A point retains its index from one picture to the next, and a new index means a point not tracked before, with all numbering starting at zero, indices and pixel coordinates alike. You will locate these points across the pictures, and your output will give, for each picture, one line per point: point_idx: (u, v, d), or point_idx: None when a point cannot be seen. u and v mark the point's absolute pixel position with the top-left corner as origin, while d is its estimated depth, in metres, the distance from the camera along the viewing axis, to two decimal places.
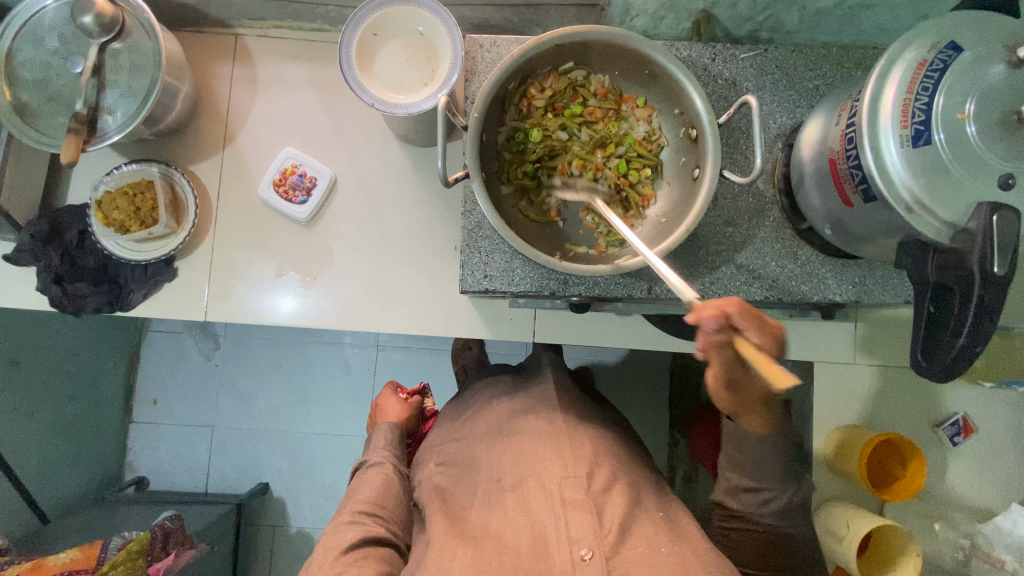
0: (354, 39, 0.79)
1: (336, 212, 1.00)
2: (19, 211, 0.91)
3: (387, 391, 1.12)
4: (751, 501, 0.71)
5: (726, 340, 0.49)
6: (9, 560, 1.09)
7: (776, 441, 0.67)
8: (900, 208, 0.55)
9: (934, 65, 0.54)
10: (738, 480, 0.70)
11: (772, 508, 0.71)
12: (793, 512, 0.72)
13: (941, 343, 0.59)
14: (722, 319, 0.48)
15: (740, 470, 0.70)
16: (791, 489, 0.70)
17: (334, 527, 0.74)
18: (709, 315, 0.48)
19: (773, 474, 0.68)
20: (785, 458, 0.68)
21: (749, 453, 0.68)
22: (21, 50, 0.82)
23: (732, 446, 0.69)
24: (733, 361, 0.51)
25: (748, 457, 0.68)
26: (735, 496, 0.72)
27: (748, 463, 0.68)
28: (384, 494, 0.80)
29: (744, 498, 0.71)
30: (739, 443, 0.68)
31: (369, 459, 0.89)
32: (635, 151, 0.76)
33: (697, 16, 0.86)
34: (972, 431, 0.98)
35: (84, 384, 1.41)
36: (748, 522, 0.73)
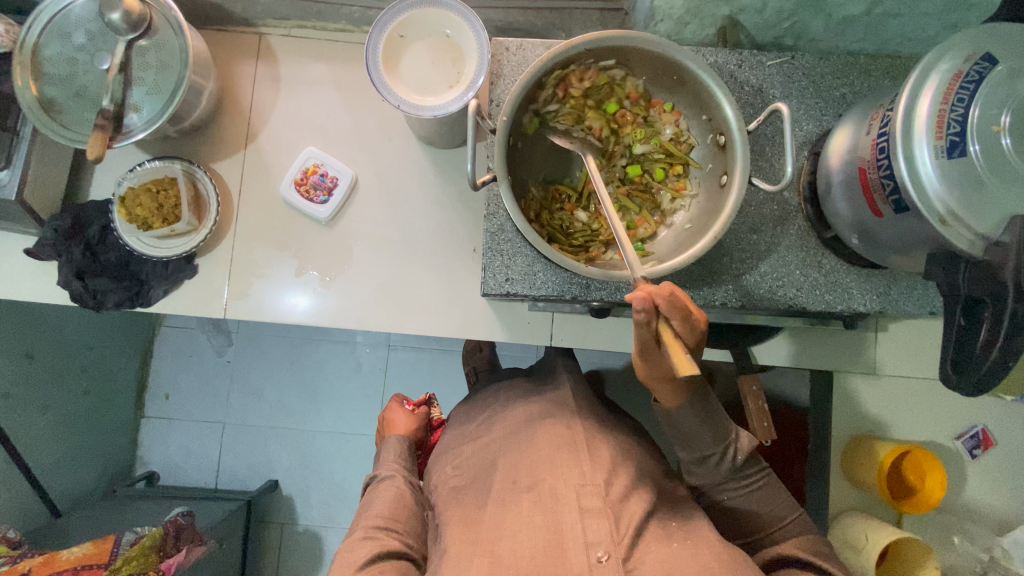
0: (381, 41, 0.79)
1: (357, 212, 1.00)
2: (42, 206, 0.92)
3: (392, 405, 1.11)
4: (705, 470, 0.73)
5: (647, 323, 0.55)
6: (23, 552, 1.09)
7: (696, 406, 0.69)
8: (933, 220, 0.54)
9: (970, 76, 0.54)
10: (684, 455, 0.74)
11: (725, 469, 0.72)
12: (748, 471, 0.73)
13: (973, 357, 0.58)
14: (648, 304, 0.53)
15: (681, 445, 0.73)
16: (726, 442, 0.71)
17: (349, 544, 0.74)
18: (637, 297, 0.53)
19: (708, 438, 0.70)
20: (710, 419, 0.70)
21: (681, 426, 0.71)
22: (48, 46, 0.82)
23: (667, 425, 0.72)
24: (650, 340, 0.57)
25: (676, 427, 0.71)
26: (693, 471, 0.75)
27: (684, 435, 0.71)
28: (397, 508, 0.80)
29: (700, 470, 0.74)
30: (668, 419, 0.72)
31: (381, 473, 0.89)
32: (661, 154, 0.77)
33: (722, 22, 0.85)
34: (991, 443, 0.98)
35: (97, 377, 1.41)
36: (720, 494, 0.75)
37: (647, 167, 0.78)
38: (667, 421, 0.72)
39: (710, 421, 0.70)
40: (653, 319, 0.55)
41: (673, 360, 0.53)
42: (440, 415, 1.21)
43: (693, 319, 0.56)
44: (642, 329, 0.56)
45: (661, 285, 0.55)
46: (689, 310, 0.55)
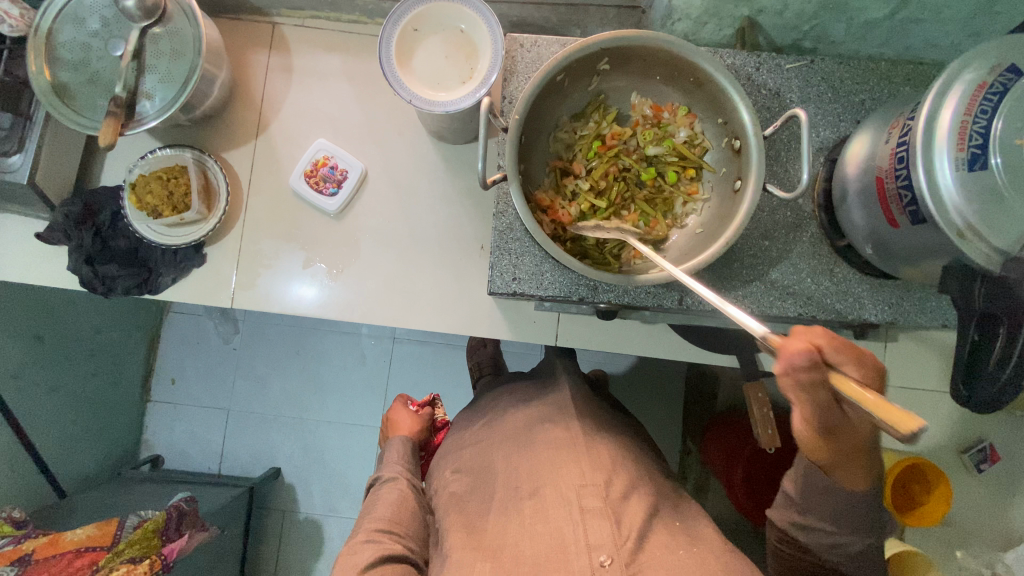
0: (394, 34, 0.78)
1: (365, 205, 0.99)
2: (54, 191, 0.92)
3: (396, 404, 1.12)
4: (822, 540, 0.63)
5: (818, 376, 0.44)
6: (27, 532, 1.11)
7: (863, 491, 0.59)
8: (950, 233, 0.53)
9: (994, 88, 0.52)
10: (815, 522, 0.62)
11: (844, 550, 0.63)
12: (868, 557, 0.64)
13: (983, 374, 0.58)
14: (812, 354, 0.44)
15: (817, 512, 0.62)
16: (872, 536, 0.62)
17: (351, 547, 0.74)
18: (798, 349, 0.44)
19: (857, 522, 0.60)
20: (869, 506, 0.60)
21: (830, 501, 0.60)
22: (63, 32, 0.82)
23: (811, 493, 0.61)
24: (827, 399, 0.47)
25: (825, 499, 0.60)
26: (803, 532, 0.64)
27: (825, 506, 0.60)
28: (399, 511, 0.80)
29: (812, 537, 0.64)
30: (822, 488, 0.59)
31: (384, 474, 0.89)
32: (675, 157, 0.75)
33: (741, 23, 0.84)
34: (998, 459, 0.97)
35: (105, 361, 1.42)
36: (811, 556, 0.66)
37: (661, 168, 0.76)
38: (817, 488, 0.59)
39: (867, 506, 0.60)
40: (824, 369, 0.44)
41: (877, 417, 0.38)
42: (444, 415, 1.21)
43: (865, 359, 0.46)
44: (816, 388, 0.46)
45: (817, 331, 0.46)
46: (858, 352, 0.46)
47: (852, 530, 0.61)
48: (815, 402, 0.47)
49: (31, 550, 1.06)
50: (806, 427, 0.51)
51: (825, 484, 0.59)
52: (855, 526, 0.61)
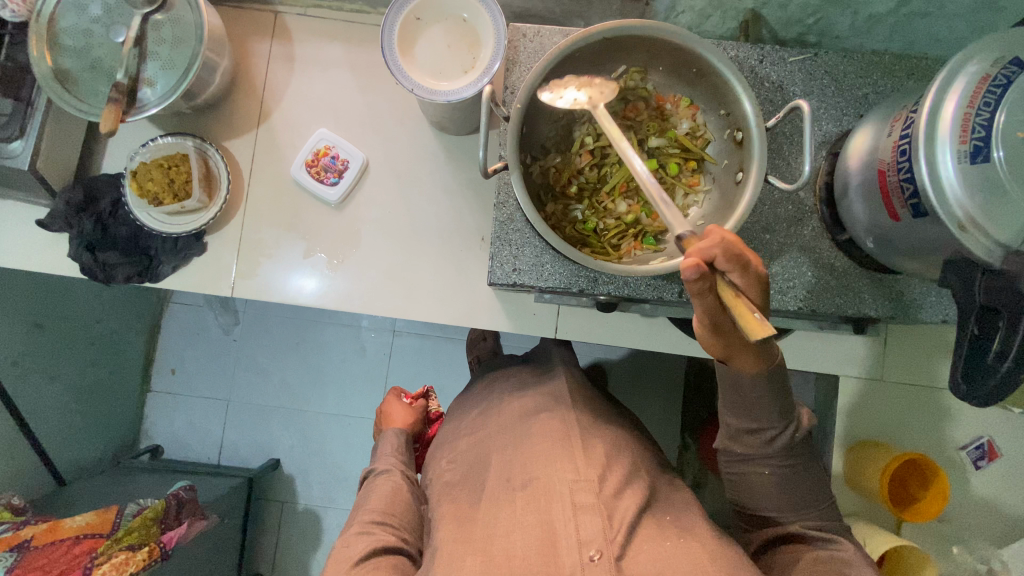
0: (397, 22, 0.78)
1: (366, 195, 0.99)
2: (55, 177, 0.92)
3: (390, 397, 1.12)
4: (755, 442, 0.64)
5: (705, 286, 0.50)
6: (26, 519, 1.12)
7: (772, 381, 0.60)
8: (951, 225, 0.53)
9: (997, 81, 0.52)
10: (738, 423, 0.64)
11: (777, 448, 0.64)
12: (798, 451, 0.65)
13: (981, 368, 0.58)
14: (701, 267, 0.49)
15: (736, 412, 0.64)
16: (791, 423, 0.63)
17: (346, 539, 0.74)
18: (691, 263, 0.48)
19: (772, 410, 0.62)
20: (780, 395, 0.61)
21: (746, 395, 0.62)
22: (64, 17, 0.82)
23: (728, 391, 0.63)
24: (715, 305, 0.51)
25: (740, 398, 0.62)
26: (736, 440, 0.66)
27: (741, 401, 0.62)
28: (393, 502, 0.80)
29: (746, 440, 0.65)
30: (734, 386, 0.62)
31: (379, 467, 0.90)
32: (676, 149, 0.76)
33: (745, 16, 0.83)
34: (996, 455, 0.97)
35: (104, 350, 1.42)
36: (753, 467, 0.66)
37: (665, 159, 0.76)
38: (732, 387, 0.62)
39: (777, 396, 0.61)
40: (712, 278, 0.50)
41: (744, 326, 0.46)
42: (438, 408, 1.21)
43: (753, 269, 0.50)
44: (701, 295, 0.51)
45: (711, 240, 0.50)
46: (748, 261, 0.50)
47: (770, 419, 0.62)
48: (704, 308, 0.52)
49: (29, 536, 1.07)
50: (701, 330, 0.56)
51: (732, 382, 0.62)
52: (773, 416, 0.62)
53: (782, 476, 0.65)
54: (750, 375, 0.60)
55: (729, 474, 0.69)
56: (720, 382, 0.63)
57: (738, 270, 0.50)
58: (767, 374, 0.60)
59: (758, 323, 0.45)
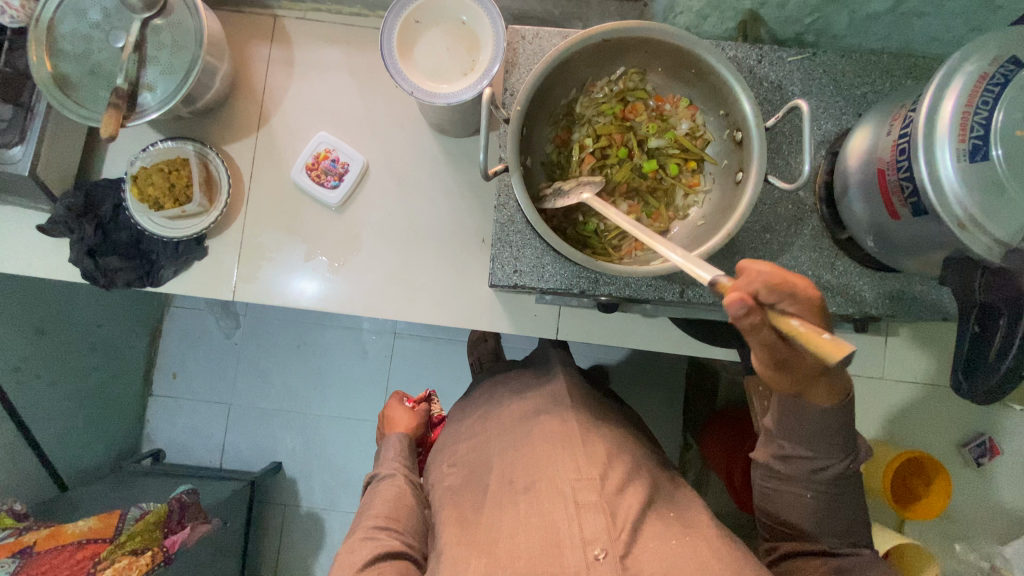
0: (396, 25, 0.78)
1: (367, 198, 1.00)
2: (56, 183, 0.92)
3: (392, 401, 1.11)
4: (804, 468, 0.64)
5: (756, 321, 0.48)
6: (29, 525, 1.13)
7: (838, 414, 0.60)
8: (950, 224, 0.53)
9: (995, 79, 0.52)
10: (792, 448, 0.64)
11: (826, 476, 0.64)
12: (844, 481, 0.65)
13: (983, 368, 0.58)
14: (746, 300, 0.47)
15: (795, 440, 0.63)
16: (848, 457, 0.63)
17: (350, 545, 0.75)
18: (733, 297, 0.46)
19: (834, 445, 0.62)
20: (843, 427, 0.61)
21: (809, 427, 0.61)
22: (64, 23, 0.82)
23: (790, 420, 0.62)
24: (772, 339, 0.50)
25: (805, 429, 0.62)
26: (783, 462, 0.65)
27: (802, 430, 0.62)
28: (398, 507, 0.81)
29: (795, 466, 0.65)
30: (799, 416, 0.61)
31: (381, 472, 0.90)
32: (676, 149, 0.76)
33: (743, 17, 0.84)
34: (998, 452, 0.97)
35: (106, 355, 1.42)
36: (794, 488, 0.66)
37: (665, 160, 0.76)
38: (794, 417, 0.61)
39: (841, 429, 0.61)
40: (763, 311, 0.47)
41: (814, 351, 0.42)
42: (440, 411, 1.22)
43: (801, 295, 0.48)
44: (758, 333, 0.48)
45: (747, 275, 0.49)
46: (792, 285, 0.48)
47: (830, 452, 0.62)
48: (765, 344, 0.51)
49: (32, 542, 1.07)
50: (764, 367, 0.56)
51: (797, 413, 0.61)
52: (833, 449, 0.62)
53: (821, 500, 0.65)
54: (820, 407, 0.60)
55: (763, 488, 0.69)
56: (780, 410, 0.63)
57: (784, 296, 0.48)
58: (834, 405, 0.60)
59: (832, 342, 0.40)
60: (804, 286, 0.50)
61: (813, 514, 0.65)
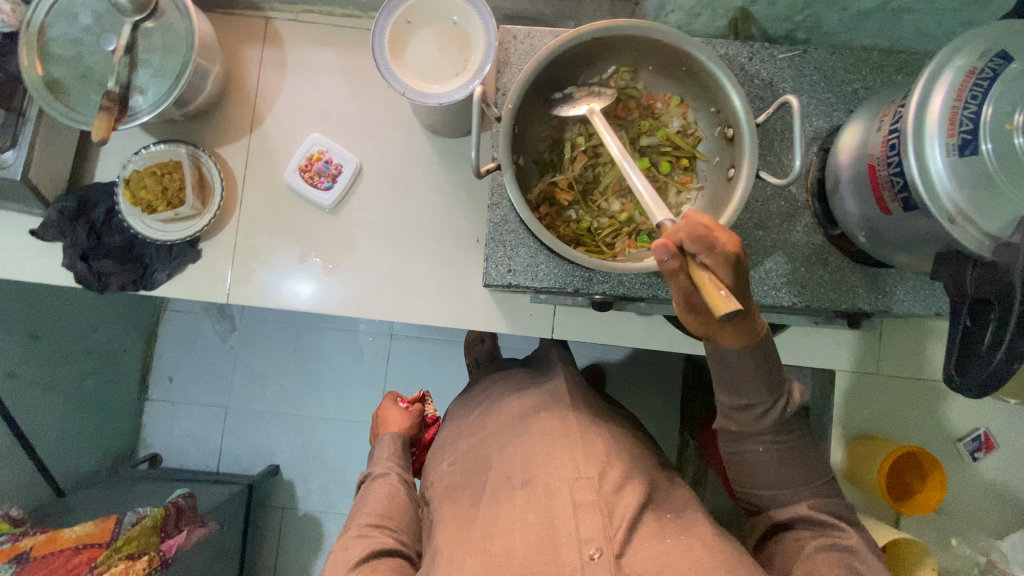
0: (387, 26, 0.78)
1: (361, 199, 0.99)
2: (48, 187, 0.92)
3: (386, 401, 1.12)
4: (746, 420, 0.64)
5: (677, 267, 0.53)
6: (25, 530, 1.12)
7: (753, 353, 0.61)
8: (941, 218, 0.53)
9: (984, 73, 0.52)
10: (726, 400, 0.64)
11: (768, 424, 0.63)
12: (790, 428, 0.64)
13: (976, 356, 0.59)
14: (669, 250, 0.51)
15: (725, 388, 0.64)
16: (780, 398, 0.63)
17: (343, 543, 0.74)
18: (658, 246, 0.51)
19: (758, 384, 0.62)
20: (765, 368, 0.61)
21: (730, 370, 0.62)
22: (55, 27, 0.82)
23: (713, 367, 0.63)
24: (688, 285, 0.54)
25: (730, 372, 0.62)
26: (728, 417, 0.65)
27: (726, 376, 0.63)
28: (390, 505, 0.80)
29: (738, 418, 0.64)
30: (719, 360, 0.62)
31: (375, 470, 0.89)
32: (668, 147, 0.76)
33: (734, 14, 0.84)
34: (992, 446, 0.98)
35: (101, 359, 1.42)
36: (747, 446, 0.65)
37: (657, 158, 0.77)
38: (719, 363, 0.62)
39: (760, 367, 0.61)
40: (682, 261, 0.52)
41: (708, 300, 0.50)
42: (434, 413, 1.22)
43: (724, 251, 0.51)
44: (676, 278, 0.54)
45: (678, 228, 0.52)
46: (716, 242, 0.51)
47: (756, 394, 0.62)
48: (681, 289, 0.55)
49: (29, 548, 1.07)
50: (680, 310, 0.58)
51: (717, 357, 0.62)
52: (760, 390, 0.62)
53: (775, 452, 0.64)
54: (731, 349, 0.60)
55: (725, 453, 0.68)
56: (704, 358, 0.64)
57: (706, 251, 0.51)
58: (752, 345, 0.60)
59: (723, 300, 0.48)
60: (727, 242, 0.52)
61: (774, 467, 0.64)
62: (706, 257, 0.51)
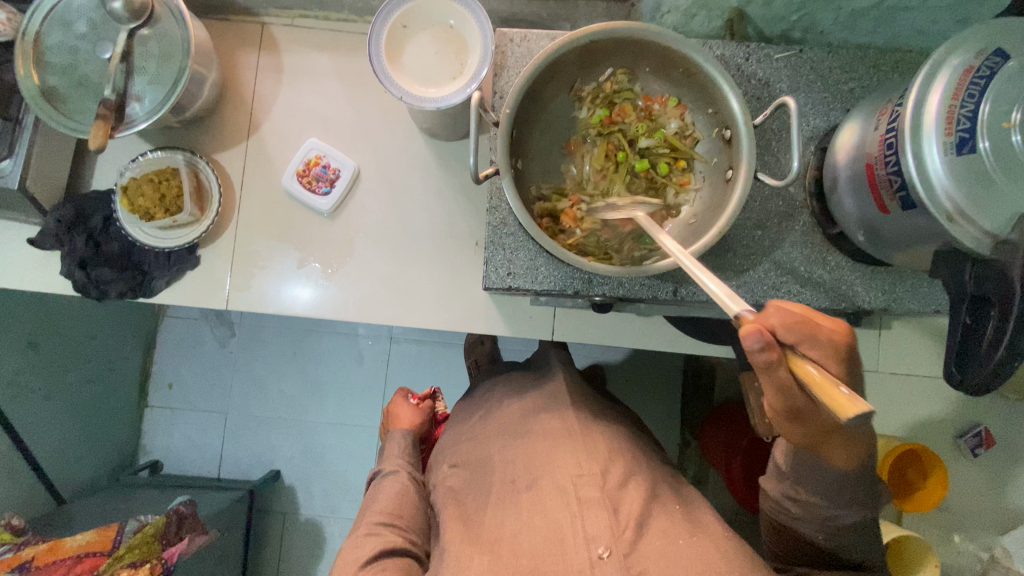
0: (383, 31, 0.78)
1: (359, 203, 0.99)
2: (45, 196, 0.92)
3: (396, 398, 1.11)
4: (819, 515, 0.62)
5: (775, 357, 0.47)
6: (26, 539, 1.11)
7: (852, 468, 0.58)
8: (940, 217, 0.53)
9: (981, 72, 0.52)
10: (807, 497, 0.61)
11: (841, 523, 0.62)
12: (859, 527, 0.63)
13: (975, 353, 0.59)
14: (763, 338, 0.46)
15: (810, 488, 0.61)
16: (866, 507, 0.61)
17: (353, 541, 0.74)
18: (750, 332, 0.45)
19: (850, 497, 0.60)
20: (860, 481, 0.60)
21: (825, 478, 0.59)
22: (50, 35, 0.82)
23: (806, 470, 0.60)
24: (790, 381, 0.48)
25: (819, 482, 0.60)
26: (798, 506, 0.63)
27: (816, 480, 0.60)
28: (401, 503, 0.80)
29: (809, 511, 0.62)
30: (814, 468, 0.59)
31: (386, 468, 0.89)
32: (667, 148, 0.74)
33: (730, 15, 0.84)
34: (993, 442, 0.97)
35: (100, 367, 1.42)
36: (807, 531, 0.64)
37: (656, 160, 0.75)
38: (808, 469, 0.59)
39: (857, 482, 0.59)
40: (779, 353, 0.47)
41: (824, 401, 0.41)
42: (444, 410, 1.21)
43: (826, 341, 0.48)
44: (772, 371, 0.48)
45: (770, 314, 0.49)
46: (818, 332, 0.48)
47: (846, 504, 0.60)
48: (778, 385, 0.50)
49: (30, 557, 1.05)
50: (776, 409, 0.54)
51: (813, 466, 0.59)
52: (850, 501, 0.60)
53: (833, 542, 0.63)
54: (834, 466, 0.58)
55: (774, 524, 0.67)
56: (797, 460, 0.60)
57: (808, 341, 0.48)
58: (853, 466, 0.58)
59: (848, 398, 0.38)
60: (831, 328, 0.49)
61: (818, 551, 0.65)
62: (807, 348, 0.47)
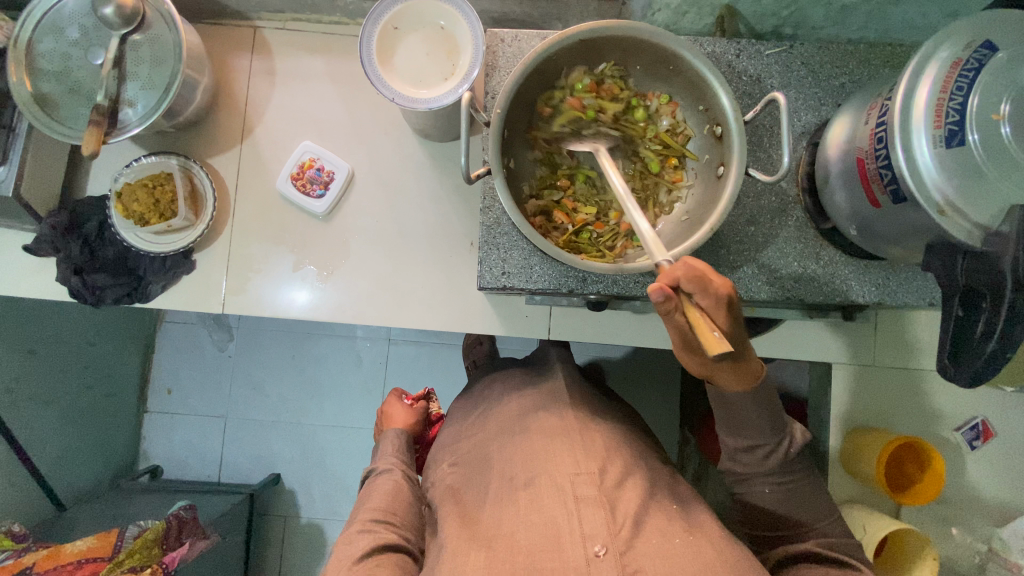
0: (374, 33, 0.79)
1: (353, 205, 1.00)
2: (40, 202, 0.92)
3: (390, 397, 1.11)
4: (755, 459, 0.71)
5: (671, 305, 0.55)
6: (27, 546, 1.11)
7: (759, 399, 0.67)
8: (930, 210, 0.53)
9: (970, 64, 0.52)
10: (734, 442, 0.71)
11: (773, 463, 0.70)
12: (793, 466, 0.72)
13: (970, 346, 0.57)
14: (665, 291, 0.54)
15: (733, 431, 0.70)
16: (786, 442, 0.70)
17: (346, 537, 0.74)
18: (654, 288, 0.54)
19: (766, 429, 0.68)
20: (770, 411, 0.67)
21: (740, 413, 0.68)
22: (42, 42, 0.82)
23: (721, 411, 0.70)
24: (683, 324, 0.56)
25: (739, 417, 0.68)
26: (735, 458, 0.73)
27: (736, 420, 0.69)
28: (395, 502, 0.80)
29: (745, 458, 0.72)
30: (725, 403, 0.68)
31: (379, 467, 0.89)
32: (658, 146, 0.76)
33: (720, 11, 0.84)
34: (991, 434, 0.98)
35: (99, 373, 1.42)
36: (753, 483, 0.73)
37: (647, 158, 0.76)
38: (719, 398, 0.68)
39: (765, 410, 0.67)
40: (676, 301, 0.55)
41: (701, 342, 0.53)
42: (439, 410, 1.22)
43: (716, 291, 0.55)
44: (670, 316, 0.56)
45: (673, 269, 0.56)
46: (710, 285, 0.55)
47: (765, 439, 0.69)
48: (676, 327, 0.57)
49: (31, 563, 1.06)
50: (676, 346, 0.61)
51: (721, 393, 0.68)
52: (767, 432, 0.69)
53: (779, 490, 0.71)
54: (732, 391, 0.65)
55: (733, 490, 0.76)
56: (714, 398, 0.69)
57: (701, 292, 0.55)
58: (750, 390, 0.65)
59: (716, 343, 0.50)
60: (722, 283, 0.56)
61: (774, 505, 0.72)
62: (699, 297, 0.55)
